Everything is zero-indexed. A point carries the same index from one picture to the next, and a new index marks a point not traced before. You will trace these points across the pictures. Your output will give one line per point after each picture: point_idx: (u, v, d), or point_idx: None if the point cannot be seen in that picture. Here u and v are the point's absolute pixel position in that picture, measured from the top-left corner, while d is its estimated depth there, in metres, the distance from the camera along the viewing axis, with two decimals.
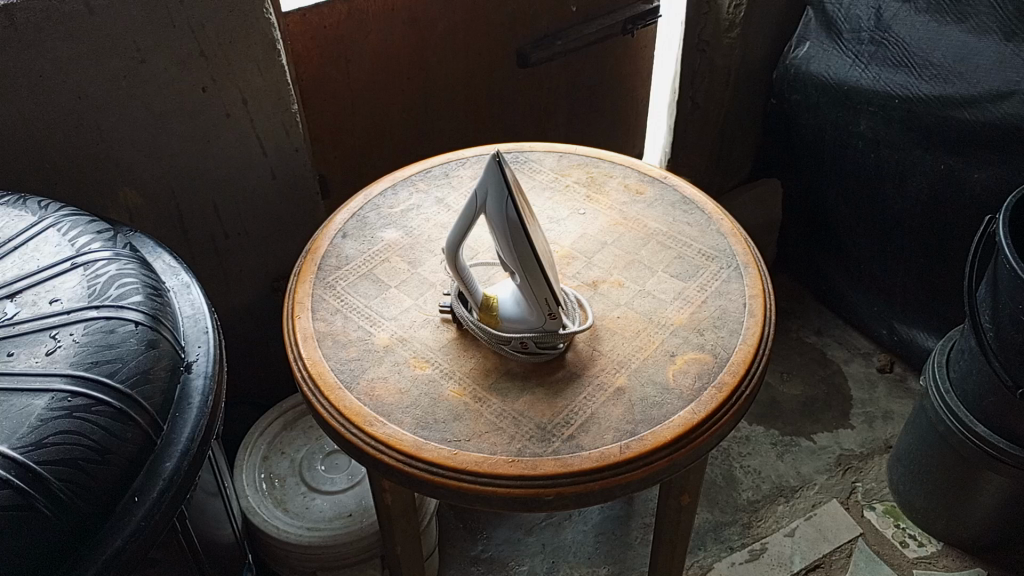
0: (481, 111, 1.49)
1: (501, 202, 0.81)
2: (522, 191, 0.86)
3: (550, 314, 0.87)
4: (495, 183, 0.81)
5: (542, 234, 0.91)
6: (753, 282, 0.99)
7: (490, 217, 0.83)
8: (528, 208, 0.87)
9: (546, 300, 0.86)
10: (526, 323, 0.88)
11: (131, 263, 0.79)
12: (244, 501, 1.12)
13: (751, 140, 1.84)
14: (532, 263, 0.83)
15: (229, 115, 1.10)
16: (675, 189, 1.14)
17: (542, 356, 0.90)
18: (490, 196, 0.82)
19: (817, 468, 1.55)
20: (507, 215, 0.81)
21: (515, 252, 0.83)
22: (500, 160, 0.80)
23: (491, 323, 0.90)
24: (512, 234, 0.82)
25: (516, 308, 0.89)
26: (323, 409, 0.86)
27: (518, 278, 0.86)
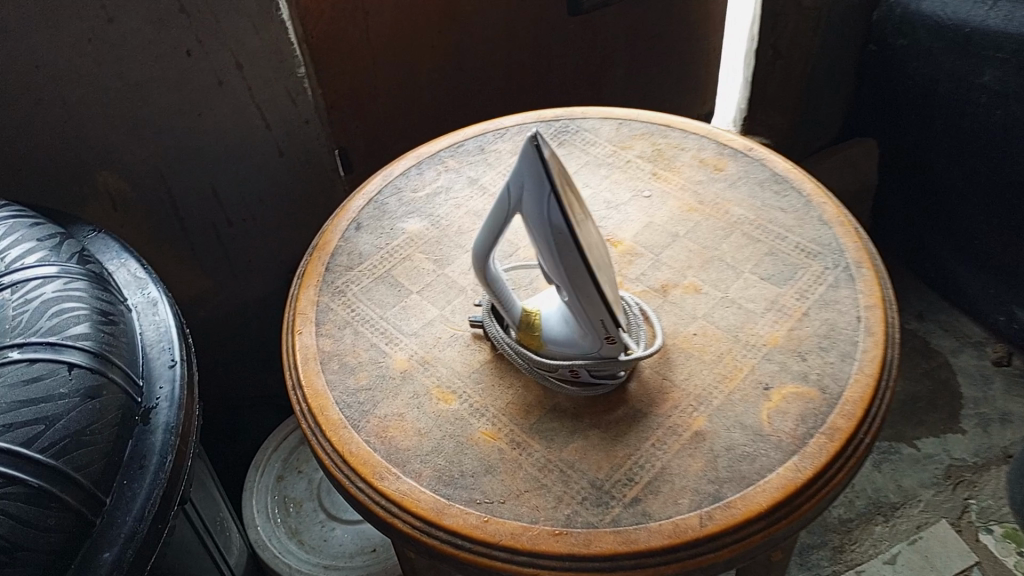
0: (527, 67, 1.28)
1: (540, 198, 0.61)
2: (569, 180, 0.66)
3: (608, 338, 0.68)
4: (531, 172, 0.61)
5: (598, 233, 0.71)
6: (869, 288, 0.77)
7: (527, 219, 0.64)
8: (578, 202, 0.67)
9: (604, 321, 0.66)
10: (577, 347, 0.69)
11: (75, 282, 0.63)
12: (252, 534, 0.96)
13: (842, 94, 1.58)
14: (585, 278, 0.64)
15: (223, 83, 0.92)
16: (764, 163, 0.91)
17: (597, 387, 0.71)
18: (524, 190, 0.63)
19: (922, 481, 1.33)
20: (550, 213, 0.61)
21: (562, 264, 0.63)
22: (537, 140, 0.60)
23: (531, 345, 0.72)
24: (557, 241, 0.62)
25: (563, 327, 0.70)
26: (324, 454, 0.70)
27: (567, 295, 0.66)
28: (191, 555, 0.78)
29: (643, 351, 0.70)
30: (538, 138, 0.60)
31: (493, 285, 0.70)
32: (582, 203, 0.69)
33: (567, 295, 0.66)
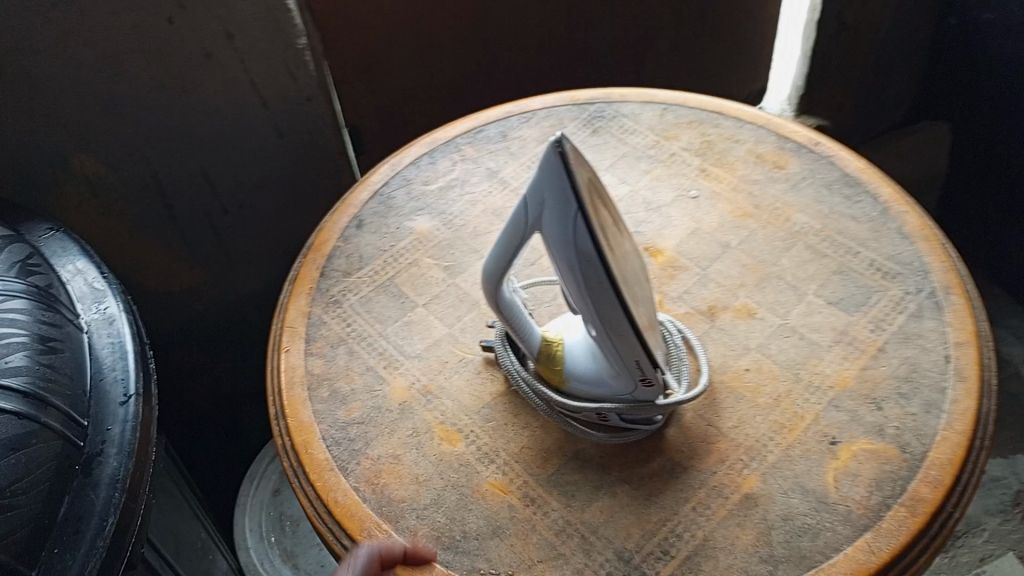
0: (560, 39, 1.15)
1: (563, 215, 0.51)
2: (602, 193, 0.56)
3: (645, 381, 0.57)
4: (552, 185, 0.51)
5: (637, 256, 0.60)
6: (960, 321, 0.64)
7: (547, 240, 0.53)
8: (612, 220, 0.57)
9: (640, 362, 0.55)
10: (606, 386, 0.59)
11: (13, 305, 0.54)
12: (243, 557, 0.88)
13: (912, 72, 1.42)
14: (617, 312, 0.52)
15: (211, 55, 0.81)
16: (833, 161, 0.78)
17: (629, 434, 0.60)
18: (545, 205, 0.52)
19: (987, 508, 1.20)
20: (575, 232, 0.51)
21: (589, 296, 0.53)
22: (560, 145, 0.50)
23: (552, 381, 0.61)
24: (583, 268, 0.51)
25: (590, 363, 0.59)
26: (305, 502, 0.59)
27: (595, 331, 0.55)
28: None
29: (687, 393, 0.59)
30: (561, 142, 0.50)
31: (507, 314, 0.59)
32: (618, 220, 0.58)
33: (596, 332, 0.55)
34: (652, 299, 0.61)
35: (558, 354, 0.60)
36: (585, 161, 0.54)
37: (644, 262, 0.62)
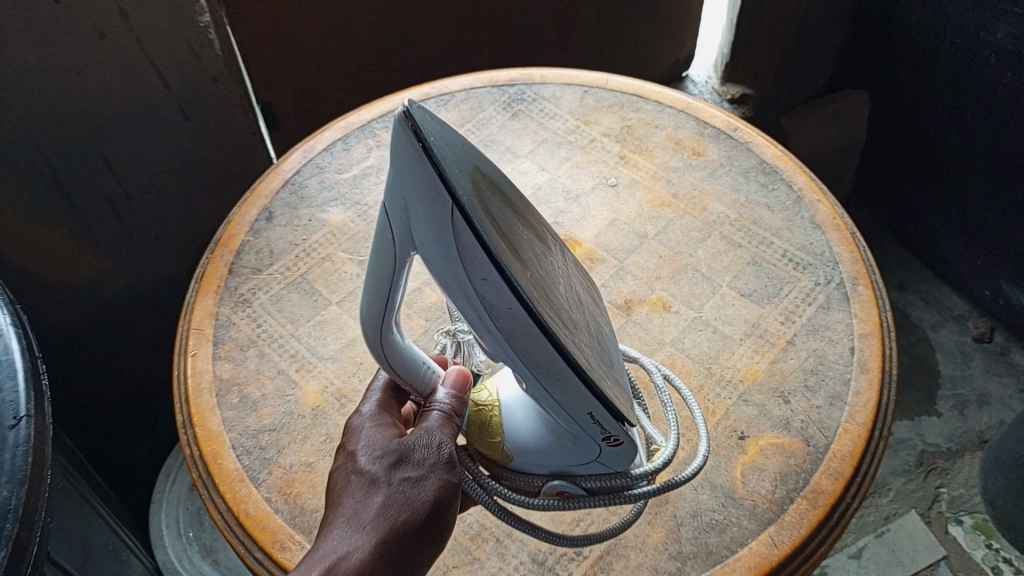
0: (482, 8, 1.12)
1: (436, 215, 0.42)
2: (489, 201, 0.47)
3: (591, 426, 0.47)
4: (413, 178, 0.42)
5: (566, 283, 0.52)
6: (865, 312, 0.66)
7: (428, 256, 0.45)
8: (508, 228, 0.48)
9: (578, 402, 0.45)
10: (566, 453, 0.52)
11: None
12: (160, 554, 0.87)
13: (835, 42, 1.43)
14: (536, 344, 0.42)
15: (105, 36, 0.76)
16: (750, 148, 0.78)
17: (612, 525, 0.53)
18: (411, 207, 0.44)
19: (893, 469, 1.27)
20: (456, 237, 0.42)
21: (495, 328, 0.43)
22: (409, 126, 0.42)
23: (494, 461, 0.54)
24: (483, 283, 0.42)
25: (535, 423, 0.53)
26: (217, 514, 0.58)
27: (518, 372, 0.46)
28: None
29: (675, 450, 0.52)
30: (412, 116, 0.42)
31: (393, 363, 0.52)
32: (531, 241, 0.50)
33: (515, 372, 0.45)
34: (600, 336, 0.51)
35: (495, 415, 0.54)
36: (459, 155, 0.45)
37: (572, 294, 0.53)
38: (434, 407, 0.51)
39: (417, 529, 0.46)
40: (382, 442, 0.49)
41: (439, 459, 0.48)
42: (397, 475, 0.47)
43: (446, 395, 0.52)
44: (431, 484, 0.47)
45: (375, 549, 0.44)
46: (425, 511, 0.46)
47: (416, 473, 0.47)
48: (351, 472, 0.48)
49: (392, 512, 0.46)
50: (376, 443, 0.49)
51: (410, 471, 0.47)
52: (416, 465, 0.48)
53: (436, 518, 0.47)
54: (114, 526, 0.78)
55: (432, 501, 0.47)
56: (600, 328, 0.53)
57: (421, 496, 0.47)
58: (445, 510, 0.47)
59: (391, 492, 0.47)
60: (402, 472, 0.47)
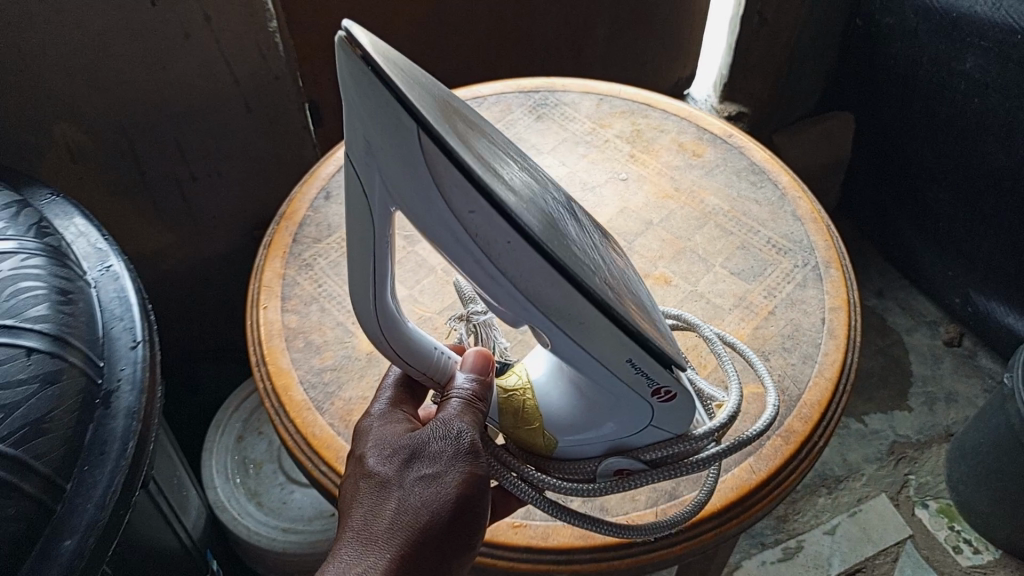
0: (507, 24, 1.25)
1: (404, 146, 0.42)
2: (458, 122, 0.46)
3: (603, 347, 0.50)
4: (370, 108, 0.42)
5: (559, 208, 0.53)
6: (835, 290, 0.78)
7: (410, 198, 0.45)
8: (490, 153, 0.48)
9: (587, 322, 0.47)
10: (620, 428, 0.59)
11: (36, 259, 0.62)
12: (211, 494, 0.98)
13: (824, 67, 1.56)
14: (537, 263, 0.44)
15: (189, 35, 0.88)
16: (742, 151, 0.91)
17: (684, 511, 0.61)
18: (374, 143, 0.44)
19: (867, 456, 1.39)
20: (430, 165, 0.42)
21: (500, 263, 0.45)
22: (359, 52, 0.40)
23: (542, 451, 0.62)
24: (476, 216, 0.43)
25: (575, 409, 0.59)
26: (287, 435, 0.69)
27: (532, 314, 0.48)
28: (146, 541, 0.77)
29: (738, 405, 0.57)
30: (360, 40, 0.40)
31: (403, 349, 0.59)
32: (524, 170, 0.51)
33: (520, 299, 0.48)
34: (601, 258, 0.53)
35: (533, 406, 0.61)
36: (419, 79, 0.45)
37: (571, 217, 0.53)
38: (454, 394, 0.57)
39: (439, 517, 0.51)
40: (400, 438, 0.55)
41: (458, 447, 0.54)
42: (415, 469, 0.53)
43: (468, 379, 0.58)
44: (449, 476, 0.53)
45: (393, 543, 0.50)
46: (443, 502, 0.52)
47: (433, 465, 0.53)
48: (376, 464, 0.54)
49: (410, 503, 0.52)
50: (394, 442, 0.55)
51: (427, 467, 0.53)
52: (434, 457, 0.53)
53: (460, 507, 0.52)
54: (181, 462, 0.89)
55: (451, 492, 0.52)
56: (603, 253, 0.55)
57: (441, 485, 0.52)
58: (467, 496, 0.53)
59: (410, 486, 0.52)
60: (420, 465, 0.53)
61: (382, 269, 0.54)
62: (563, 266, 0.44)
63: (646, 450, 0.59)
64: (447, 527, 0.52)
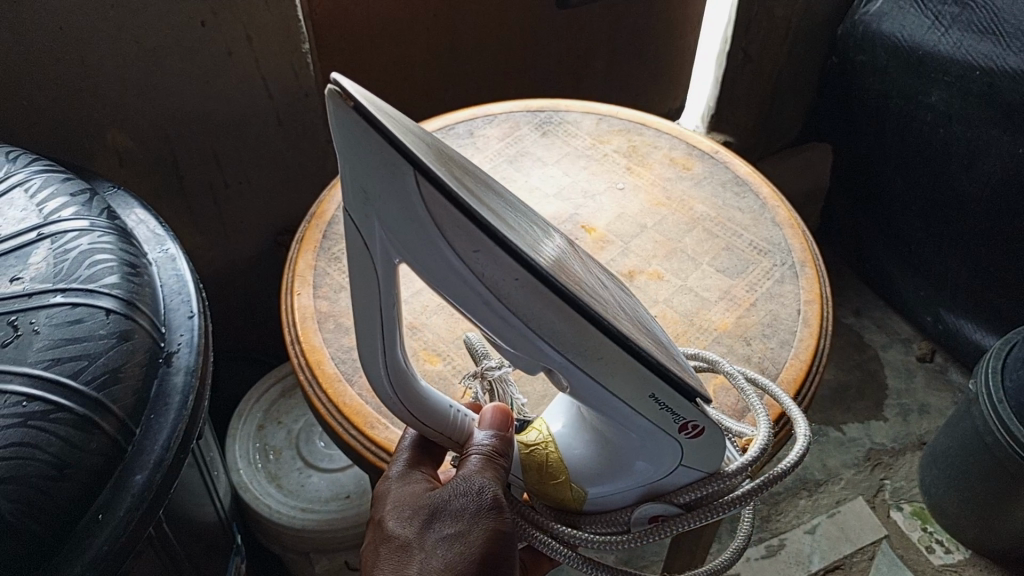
0: (513, 54, 1.37)
1: (400, 190, 0.42)
2: (451, 164, 0.47)
3: (609, 373, 0.50)
4: (365, 158, 0.42)
5: (547, 242, 0.54)
6: (810, 285, 0.87)
7: (411, 246, 0.46)
8: (483, 192, 0.49)
9: (594, 346, 0.48)
10: (652, 470, 0.60)
11: (108, 236, 0.70)
12: (234, 476, 1.06)
13: (804, 101, 1.69)
14: (548, 296, 0.45)
15: (232, 53, 0.98)
16: (727, 166, 1.01)
17: (720, 561, 0.67)
18: (368, 194, 0.44)
19: (845, 462, 1.48)
20: (428, 206, 0.43)
21: (509, 302, 0.46)
22: (355, 106, 0.40)
23: (572, 507, 0.63)
24: (486, 257, 0.44)
25: (602, 454, 0.61)
26: (319, 403, 0.77)
27: (539, 348, 0.50)
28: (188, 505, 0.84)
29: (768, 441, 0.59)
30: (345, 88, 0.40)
31: (421, 412, 0.59)
32: (509, 207, 0.52)
33: (530, 331, 0.48)
34: (593, 284, 0.54)
35: (557, 458, 0.62)
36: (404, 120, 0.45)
37: (561, 250, 0.55)
38: (475, 450, 0.59)
39: (464, 573, 0.55)
40: (421, 497, 0.58)
41: (481, 503, 0.56)
42: (438, 527, 0.57)
43: (487, 435, 0.60)
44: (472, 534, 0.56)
45: None
46: (465, 559, 0.55)
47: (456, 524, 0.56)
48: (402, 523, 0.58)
49: (434, 561, 0.55)
50: (419, 500, 0.58)
51: (450, 526, 0.56)
52: (457, 514, 0.56)
53: (484, 561, 0.55)
54: (213, 442, 0.97)
55: (474, 549, 0.55)
56: (590, 276, 0.56)
57: (465, 542, 0.56)
58: (490, 549, 0.56)
59: (433, 545, 0.56)
60: (444, 523, 0.56)
61: (397, 315, 0.54)
62: (569, 293, 0.44)
63: (681, 493, 0.60)
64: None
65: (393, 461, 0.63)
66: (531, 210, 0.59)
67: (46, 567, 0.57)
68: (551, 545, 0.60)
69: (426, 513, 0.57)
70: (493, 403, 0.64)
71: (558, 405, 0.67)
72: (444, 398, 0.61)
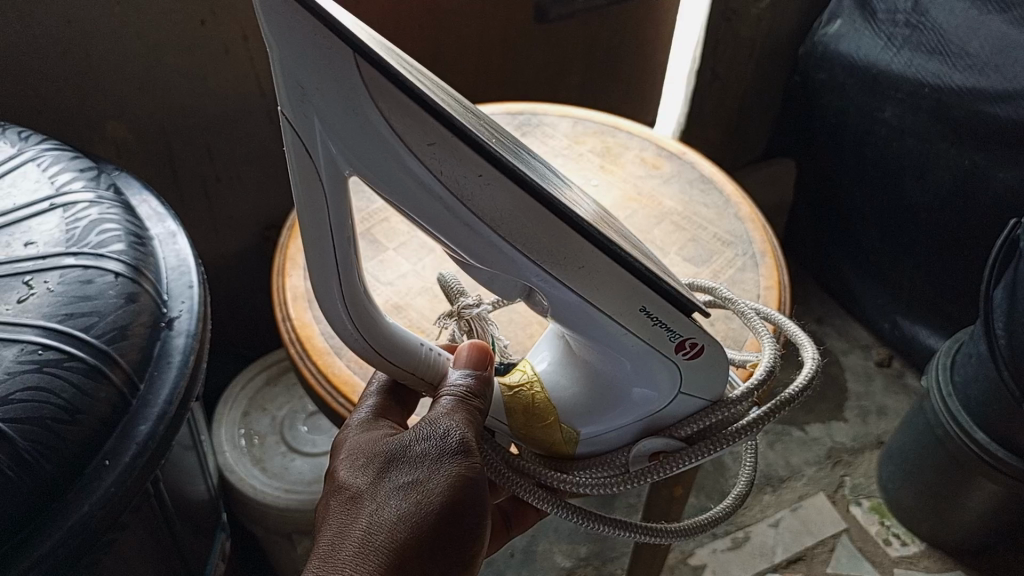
0: (494, 66, 1.44)
1: (344, 80, 0.46)
2: (400, 62, 0.51)
3: (577, 272, 0.54)
4: (306, 51, 0.46)
5: (513, 147, 0.58)
6: (769, 273, 0.93)
7: (360, 149, 0.50)
8: (438, 92, 0.53)
9: (545, 239, 0.52)
10: (651, 401, 0.65)
11: (114, 208, 0.74)
12: (220, 457, 1.09)
13: (768, 119, 1.78)
14: (503, 184, 0.49)
15: (229, 52, 1.04)
16: (694, 166, 1.08)
17: (719, 511, 0.72)
18: (310, 90, 0.48)
19: (807, 460, 1.54)
20: (375, 98, 0.47)
21: (468, 197, 0.51)
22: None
23: (564, 450, 0.70)
24: (440, 148, 0.48)
25: (592, 392, 0.67)
26: (309, 373, 0.82)
27: (495, 247, 0.54)
28: (180, 472, 0.86)
29: (770, 365, 0.63)
30: None
31: (388, 348, 0.64)
32: (473, 115, 0.57)
33: (487, 228, 0.53)
34: (550, 183, 0.58)
35: (542, 397, 0.68)
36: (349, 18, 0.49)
37: (523, 156, 0.59)
38: (448, 390, 0.63)
39: (421, 520, 0.58)
40: (377, 446, 0.62)
41: (443, 447, 0.60)
42: (395, 474, 0.60)
43: (462, 374, 0.64)
44: (433, 480, 0.59)
45: (365, 545, 0.56)
46: (421, 502, 0.58)
47: (417, 469, 0.59)
48: (359, 469, 0.61)
49: (389, 507, 0.58)
50: (383, 448, 0.62)
51: (409, 472, 0.59)
52: (415, 460, 0.60)
53: (442, 510, 0.58)
54: (204, 421, 1.00)
55: (432, 494, 0.58)
56: (557, 184, 0.60)
57: (422, 488, 0.59)
58: (450, 494, 0.59)
59: (391, 488, 0.59)
60: (407, 468, 0.60)
61: (346, 256, 0.59)
62: (526, 180, 0.49)
63: (682, 427, 0.65)
64: (432, 529, 0.58)
65: (357, 411, 0.69)
66: (507, 131, 0.61)
67: (54, 507, 0.60)
68: (539, 496, 0.66)
69: (389, 458, 0.61)
70: (469, 342, 0.67)
71: (542, 345, 0.73)
72: (410, 336, 0.66)
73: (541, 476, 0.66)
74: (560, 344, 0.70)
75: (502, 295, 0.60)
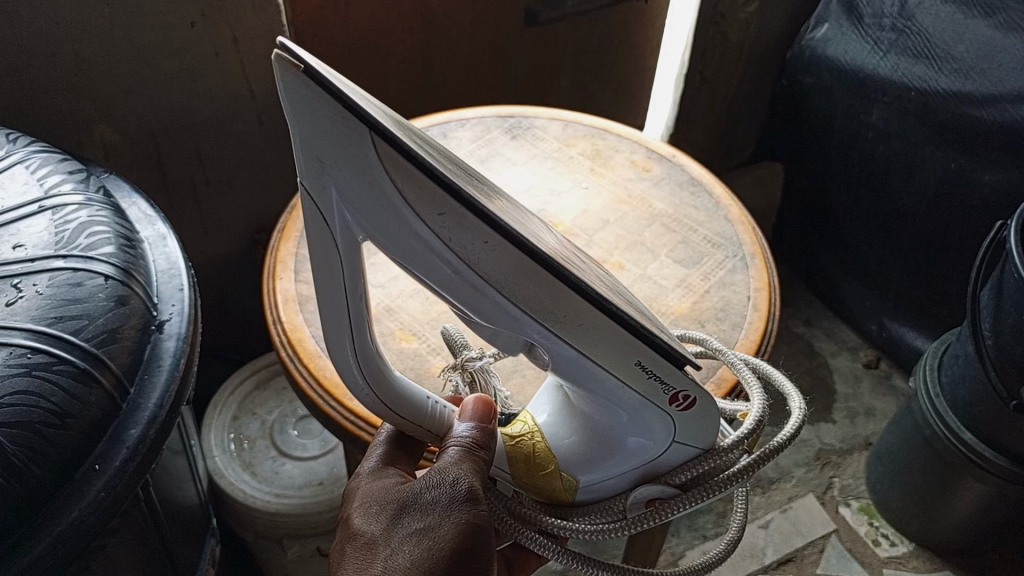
0: (484, 69, 1.44)
1: (360, 156, 0.48)
2: (410, 136, 0.53)
3: (582, 335, 0.55)
4: (321, 125, 0.47)
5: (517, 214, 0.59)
6: (759, 275, 0.93)
7: (374, 218, 0.51)
8: (447, 163, 0.55)
9: (554, 302, 0.53)
10: (646, 450, 0.66)
11: (104, 210, 0.74)
12: (209, 462, 1.09)
13: (756, 121, 1.79)
14: (511, 250, 0.50)
15: (219, 54, 1.03)
16: (684, 168, 1.09)
17: (716, 554, 0.73)
18: (327, 164, 0.49)
19: (796, 461, 1.55)
20: (388, 169, 0.48)
21: (478, 263, 0.52)
22: (307, 71, 0.46)
23: (564, 497, 0.69)
24: (453, 216, 0.49)
25: (588, 442, 0.67)
26: (300, 376, 0.81)
27: (505, 312, 0.55)
28: (169, 475, 0.86)
29: (759, 413, 0.64)
30: (296, 55, 0.46)
31: (397, 402, 0.64)
32: (480, 186, 0.58)
33: (496, 292, 0.53)
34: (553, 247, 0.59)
35: (543, 448, 0.68)
36: (363, 95, 0.51)
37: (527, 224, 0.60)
38: (454, 441, 0.63)
39: (433, 568, 0.57)
40: (391, 493, 0.62)
41: (453, 495, 0.60)
42: (407, 521, 0.60)
43: (468, 426, 0.64)
44: (444, 528, 0.59)
45: None
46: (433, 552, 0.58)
47: (428, 515, 0.59)
48: (372, 517, 0.61)
49: (402, 554, 0.58)
50: (394, 495, 0.62)
51: (421, 519, 0.59)
52: (426, 506, 0.60)
53: (454, 557, 0.58)
54: (195, 425, 0.99)
55: (444, 543, 0.58)
56: (559, 247, 0.61)
57: (434, 536, 0.59)
58: (461, 541, 0.59)
59: (402, 539, 0.59)
60: (419, 515, 0.60)
61: (359, 315, 0.59)
62: (532, 247, 0.50)
63: (676, 474, 0.65)
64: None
65: (367, 458, 0.68)
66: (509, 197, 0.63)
67: (45, 512, 0.59)
68: (542, 543, 0.65)
69: (400, 507, 0.61)
70: (475, 396, 0.67)
71: (542, 396, 0.73)
72: (414, 388, 0.66)
73: (541, 523, 0.65)
74: (559, 395, 0.71)
75: (505, 352, 0.61)
